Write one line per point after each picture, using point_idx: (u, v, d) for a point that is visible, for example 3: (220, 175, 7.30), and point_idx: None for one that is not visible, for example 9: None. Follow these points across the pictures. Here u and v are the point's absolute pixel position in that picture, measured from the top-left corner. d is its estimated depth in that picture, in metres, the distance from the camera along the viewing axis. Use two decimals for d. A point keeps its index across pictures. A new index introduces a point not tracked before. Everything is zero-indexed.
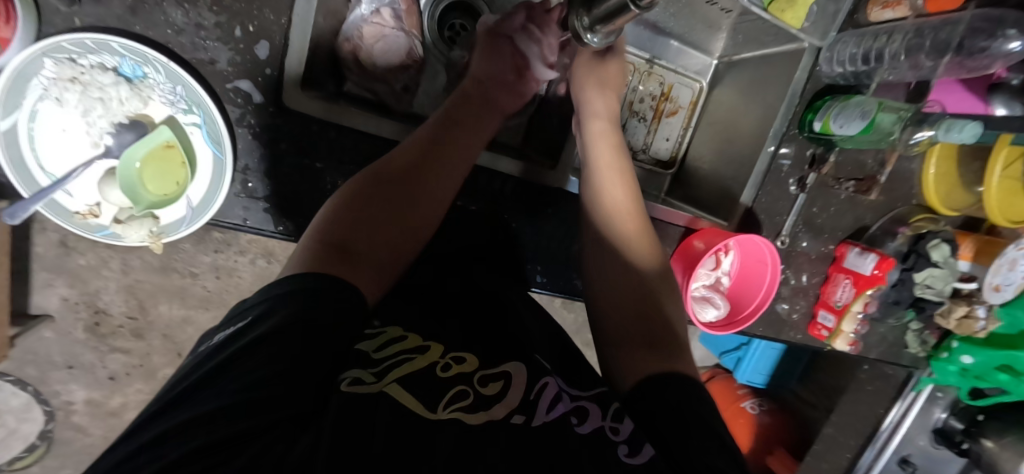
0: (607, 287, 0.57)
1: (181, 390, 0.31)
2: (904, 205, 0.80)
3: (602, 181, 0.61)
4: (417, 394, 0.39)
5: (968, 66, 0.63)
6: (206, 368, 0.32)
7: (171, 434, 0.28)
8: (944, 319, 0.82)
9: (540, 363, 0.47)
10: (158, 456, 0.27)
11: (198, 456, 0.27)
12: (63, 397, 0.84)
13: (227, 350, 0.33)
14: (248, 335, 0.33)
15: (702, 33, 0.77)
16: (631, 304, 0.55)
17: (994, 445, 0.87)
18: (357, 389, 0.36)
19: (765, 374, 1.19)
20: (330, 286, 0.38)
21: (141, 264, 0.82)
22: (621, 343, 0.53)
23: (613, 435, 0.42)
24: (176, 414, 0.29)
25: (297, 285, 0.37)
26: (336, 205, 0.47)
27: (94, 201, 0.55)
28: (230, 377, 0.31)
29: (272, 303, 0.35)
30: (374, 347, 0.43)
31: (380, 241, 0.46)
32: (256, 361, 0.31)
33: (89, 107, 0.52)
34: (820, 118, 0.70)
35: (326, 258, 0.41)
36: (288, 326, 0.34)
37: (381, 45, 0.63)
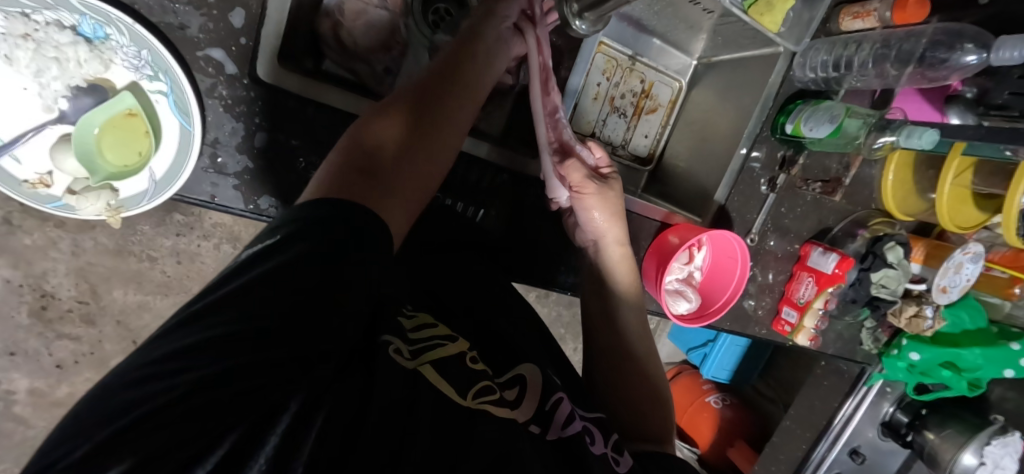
0: (604, 362, 0.62)
1: (199, 307, 0.27)
2: (863, 209, 0.84)
3: (611, 294, 0.63)
4: (450, 380, 0.38)
5: (929, 76, 0.67)
6: (225, 287, 0.28)
7: (197, 348, 0.25)
8: (895, 318, 0.87)
9: (553, 378, 0.47)
10: (186, 371, 0.24)
11: (236, 375, 0.25)
12: (3, 387, 0.78)
13: (251, 272, 0.29)
14: (273, 258, 0.30)
15: (683, 33, 0.78)
16: (628, 377, 0.61)
17: (935, 437, 0.94)
18: (396, 357, 0.37)
19: (729, 370, 1.22)
20: (358, 218, 0.34)
21: (94, 246, 0.77)
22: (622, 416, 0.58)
23: (615, 465, 0.43)
24: (195, 328, 0.26)
25: (319, 213, 0.33)
26: (356, 136, 0.43)
27: (46, 169, 0.51)
28: (259, 298, 0.28)
29: (297, 228, 0.32)
30: (412, 325, 0.43)
31: (407, 178, 0.43)
32: (285, 287, 0.29)
33: (43, 67, 0.48)
34: (792, 122, 0.72)
35: (348, 186, 0.38)
36: (318, 256, 0.31)
37: (362, 22, 0.63)
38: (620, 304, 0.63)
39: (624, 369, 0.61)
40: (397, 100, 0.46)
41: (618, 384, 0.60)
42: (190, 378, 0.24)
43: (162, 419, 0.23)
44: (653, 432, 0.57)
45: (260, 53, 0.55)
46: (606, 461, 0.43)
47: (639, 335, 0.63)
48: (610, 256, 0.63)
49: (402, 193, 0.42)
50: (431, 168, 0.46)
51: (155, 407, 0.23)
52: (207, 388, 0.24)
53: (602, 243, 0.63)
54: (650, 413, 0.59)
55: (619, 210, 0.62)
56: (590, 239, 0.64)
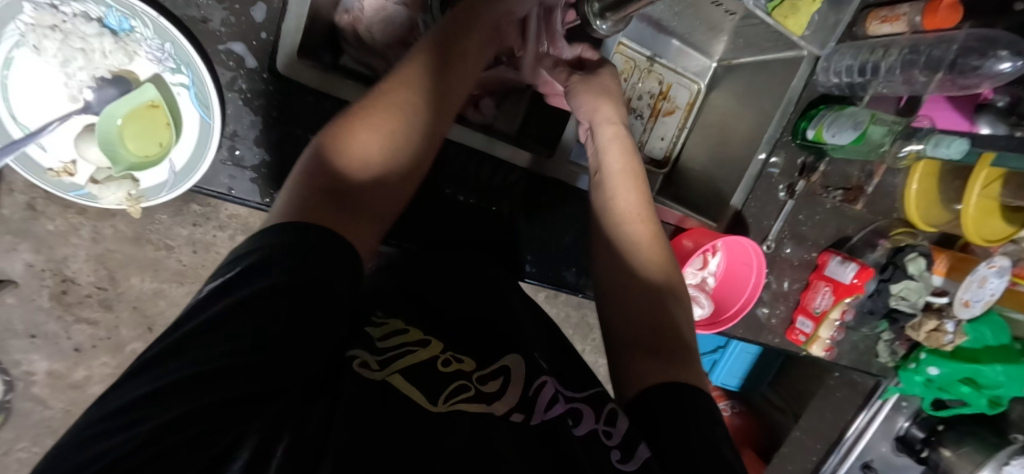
0: (611, 279, 0.56)
1: (169, 344, 0.28)
2: (884, 219, 0.81)
3: (606, 185, 0.59)
4: (420, 387, 0.37)
5: (960, 84, 0.65)
6: (184, 326, 0.29)
7: (159, 392, 0.25)
8: (914, 330, 0.84)
9: (539, 362, 0.44)
10: (154, 415, 0.24)
11: (203, 415, 0.25)
12: (24, 367, 0.81)
13: (208, 309, 0.29)
14: (230, 295, 0.30)
15: (702, 35, 0.78)
16: (636, 293, 0.54)
17: (952, 454, 0.92)
18: (363, 372, 0.35)
19: (738, 378, 1.22)
20: (320, 244, 0.35)
21: (113, 234, 0.79)
22: (628, 356, 0.50)
23: (607, 439, 0.39)
24: (156, 370, 0.26)
25: (280, 240, 0.34)
26: (326, 145, 0.41)
27: (70, 158, 0.52)
28: (218, 338, 0.28)
29: (266, 257, 0.33)
30: (380, 334, 0.40)
31: (383, 192, 0.43)
32: (243, 320, 0.29)
33: (69, 57, 0.49)
34: (813, 127, 0.71)
35: (322, 205, 0.38)
36: (285, 287, 0.31)
37: (381, 18, 0.62)
38: (612, 200, 0.58)
39: (631, 277, 0.55)
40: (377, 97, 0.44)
41: (625, 313, 0.53)
42: (150, 425, 0.24)
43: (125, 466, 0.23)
44: (672, 352, 0.49)
45: (280, 50, 0.55)
46: (592, 439, 0.39)
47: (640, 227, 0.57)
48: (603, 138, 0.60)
49: (374, 209, 0.43)
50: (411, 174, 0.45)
51: (129, 451, 0.23)
52: (169, 432, 0.24)
53: (595, 124, 0.60)
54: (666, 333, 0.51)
55: (606, 90, 0.61)
56: (585, 127, 0.62)
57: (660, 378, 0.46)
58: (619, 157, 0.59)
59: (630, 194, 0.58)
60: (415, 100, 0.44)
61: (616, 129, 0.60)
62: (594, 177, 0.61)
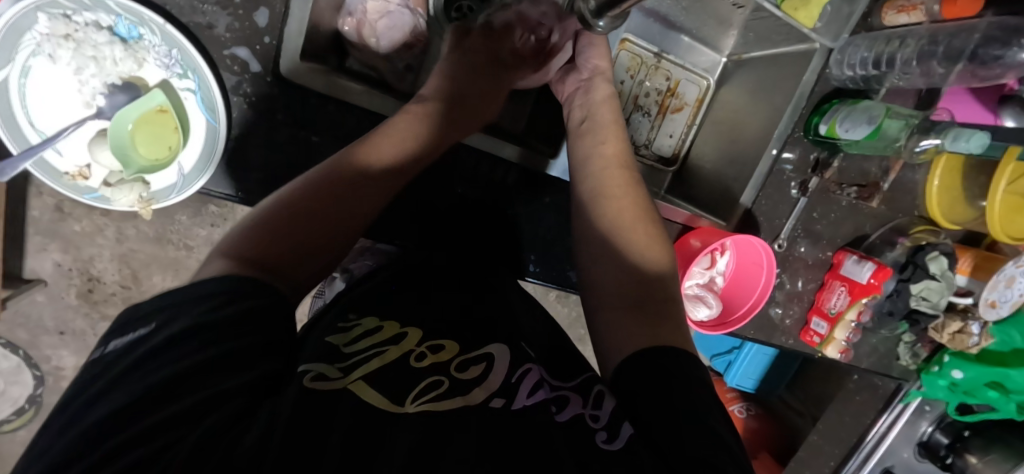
0: (604, 273, 0.53)
1: (100, 389, 0.30)
2: (905, 216, 0.79)
3: (596, 132, 0.60)
4: (384, 389, 0.36)
5: (980, 75, 0.62)
6: (105, 378, 0.30)
7: (101, 426, 0.27)
8: (937, 332, 0.81)
9: (525, 350, 0.44)
10: (91, 450, 0.26)
11: (136, 442, 0.27)
12: (53, 363, 0.84)
13: (130, 355, 0.31)
14: (151, 338, 0.32)
15: (712, 29, 0.76)
16: (629, 290, 0.51)
17: (978, 461, 0.89)
18: (319, 386, 0.34)
19: (755, 380, 1.17)
20: (247, 282, 0.37)
21: (136, 234, 0.81)
22: (617, 326, 0.48)
23: (593, 422, 0.38)
24: (84, 415, 0.28)
25: (195, 286, 0.36)
26: (269, 211, 0.43)
27: (85, 162, 0.54)
28: (145, 375, 0.30)
29: (182, 304, 0.34)
30: (343, 341, 0.41)
31: (310, 254, 0.44)
32: (167, 357, 0.31)
33: (82, 65, 0.51)
34: (825, 122, 0.69)
35: (243, 264, 0.39)
36: (200, 324, 0.33)
37: (385, 23, 0.63)
38: (594, 155, 0.58)
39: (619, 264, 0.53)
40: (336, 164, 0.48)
41: (604, 278, 0.53)
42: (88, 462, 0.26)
43: None
44: (651, 307, 0.49)
45: (282, 53, 0.56)
46: (579, 423, 0.38)
47: (620, 174, 0.57)
48: (598, 92, 0.62)
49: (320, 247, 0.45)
50: (347, 223, 0.47)
51: None
52: (111, 460, 0.26)
53: (593, 76, 0.63)
54: (645, 282, 0.51)
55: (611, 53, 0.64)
56: (583, 78, 0.64)
57: (641, 344, 0.45)
58: (610, 109, 0.62)
59: (613, 155, 0.58)
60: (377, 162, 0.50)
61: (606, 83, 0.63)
62: (581, 124, 0.61)
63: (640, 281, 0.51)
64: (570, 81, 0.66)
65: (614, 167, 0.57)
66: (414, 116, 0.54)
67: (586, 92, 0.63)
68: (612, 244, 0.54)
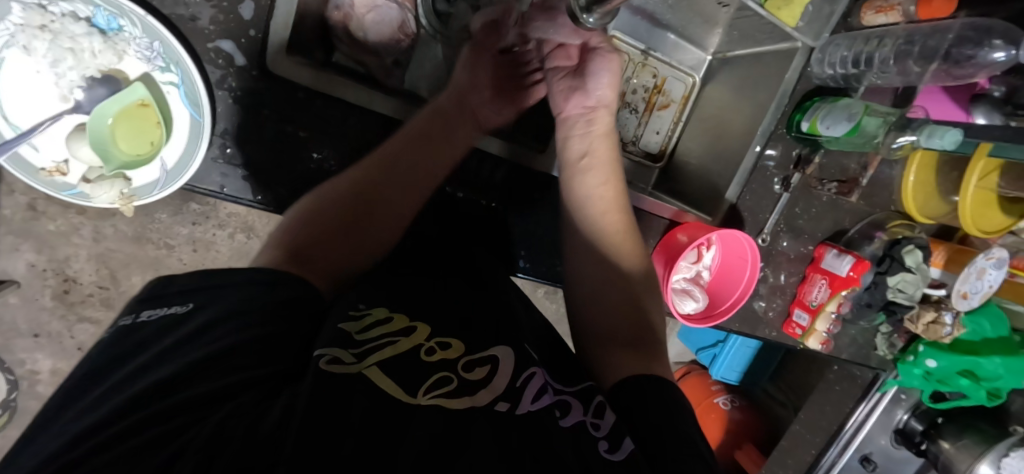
0: (587, 287, 0.58)
1: (140, 365, 0.32)
2: (881, 211, 0.81)
3: (596, 171, 0.60)
4: (399, 379, 0.36)
5: (954, 74, 0.64)
6: (145, 355, 0.33)
7: (131, 398, 0.29)
8: (912, 323, 0.84)
9: (529, 353, 0.44)
10: (118, 418, 0.28)
11: (163, 416, 0.28)
12: (28, 367, 0.82)
13: (168, 339, 0.34)
14: (193, 322, 0.35)
15: (697, 28, 0.77)
16: (617, 310, 0.55)
17: (951, 446, 0.92)
18: (336, 369, 0.33)
19: (739, 371, 1.22)
20: (285, 279, 0.40)
21: (114, 233, 0.79)
22: (608, 356, 0.52)
23: (596, 430, 0.39)
24: (120, 389, 0.30)
25: (234, 278, 0.39)
26: (305, 216, 0.49)
27: (62, 157, 0.52)
28: (184, 353, 0.32)
29: (228, 292, 0.38)
30: (358, 328, 0.39)
31: (343, 246, 0.48)
32: (202, 341, 0.33)
33: (58, 57, 0.50)
34: (808, 119, 0.70)
35: (285, 260, 0.44)
36: (243, 313, 0.36)
37: (372, 16, 0.64)
38: (594, 197, 0.59)
39: (605, 278, 0.57)
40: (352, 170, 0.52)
41: (597, 313, 0.56)
42: (115, 428, 0.27)
43: (90, 463, 0.25)
44: (643, 346, 0.52)
45: (268, 47, 0.55)
46: (580, 429, 0.38)
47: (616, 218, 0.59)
48: (597, 128, 0.60)
49: (341, 250, 0.48)
50: (371, 216, 0.51)
51: (87, 450, 0.26)
52: (133, 432, 0.27)
53: (595, 107, 0.61)
54: (638, 332, 0.54)
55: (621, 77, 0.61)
56: (587, 106, 0.61)
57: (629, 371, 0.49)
58: (605, 144, 0.61)
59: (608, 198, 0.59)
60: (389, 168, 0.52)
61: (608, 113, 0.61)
62: (581, 159, 0.60)
63: (627, 290, 0.57)
64: (571, 103, 0.61)
65: (605, 203, 0.59)
66: (427, 123, 0.56)
67: (588, 125, 0.61)
68: (605, 268, 0.57)
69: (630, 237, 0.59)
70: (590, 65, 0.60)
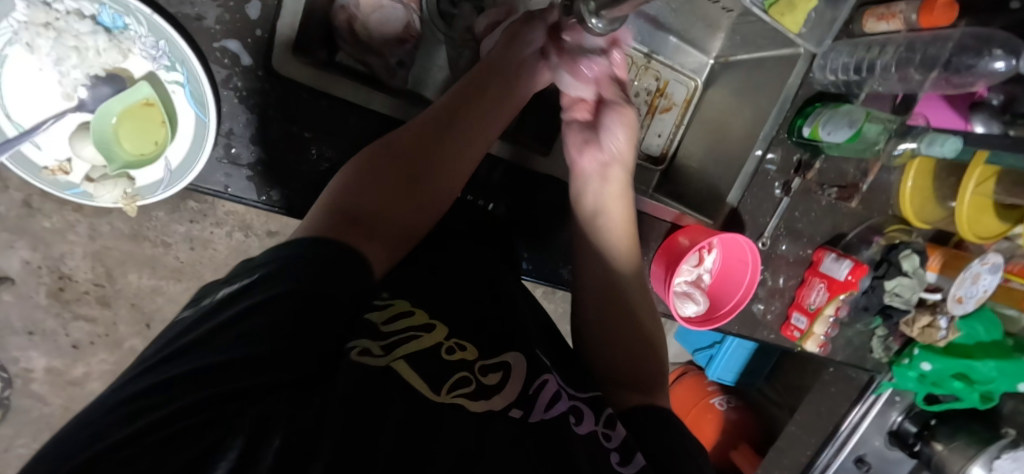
0: (601, 338, 0.58)
1: (182, 344, 0.29)
2: (879, 216, 0.82)
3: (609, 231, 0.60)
4: (424, 375, 0.36)
5: (954, 82, 0.65)
6: (189, 333, 0.30)
7: (166, 384, 0.26)
8: (908, 327, 0.86)
9: (541, 359, 0.44)
10: (149, 407, 0.25)
11: (198, 409, 0.25)
12: (22, 365, 0.81)
13: (230, 312, 0.31)
14: (242, 296, 0.31)
15: (700, 32, 0.79)
16: (630, 360, 0.57)
17: (944, 448, 0.93)
18: (366, 359, 0.35)
19: (735, 373, 1.21)
20: (338, 250, 0.36)
21: (110, 230, 0.78)
22: (618, 393, 0.54)
23: (607, 441, 0.40)
24: (172, 363, 0.27)
25: (300, 247, 0.35)
26: (349, 184, 0.45)
27: (65, 156, 0.52)
28: (226, 337, 0.29)
29: (281, 264, 0.34)
30: (382, 318, 0.40)
31: (389, 219, 0.45)
32: (264, 318, 0.30)
33: (63, 56, 0.49)
34: (809, 124, 0.71)
35: (333, 226, 0.40)
36: (299, 291, 0.32)
37: (377, 16, 0.61)
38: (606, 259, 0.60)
39: (617, 333, 0.58)
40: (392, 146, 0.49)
41: (607, 362, 0.57)
42: (146, 419, 0.24)
43: (116, 459, 0.22)
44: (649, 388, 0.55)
45: (274, 46, 0.55)
46: (593, 439, 0.40)
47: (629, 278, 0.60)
48: (611, 187, 0.61)
49: (390, 226, 0.45)
50: (411, 198, 0.48)
51: (110, 445, 0.23)
52: (165, 424, 0.24)
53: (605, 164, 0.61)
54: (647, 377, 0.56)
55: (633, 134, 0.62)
56: (602, 159, 0.60)
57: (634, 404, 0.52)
58: (619, 206, 0.61)
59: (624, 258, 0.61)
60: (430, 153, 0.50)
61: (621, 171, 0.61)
62: (594, 219, 0.61)
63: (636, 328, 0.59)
64: (585, 157, 0.61)
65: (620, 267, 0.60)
66: (473, 108, 0.53)
67: (603, 181, 0.61)
68: (619, 320, 0.58)
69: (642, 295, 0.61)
70: (604, 118, 0.61)
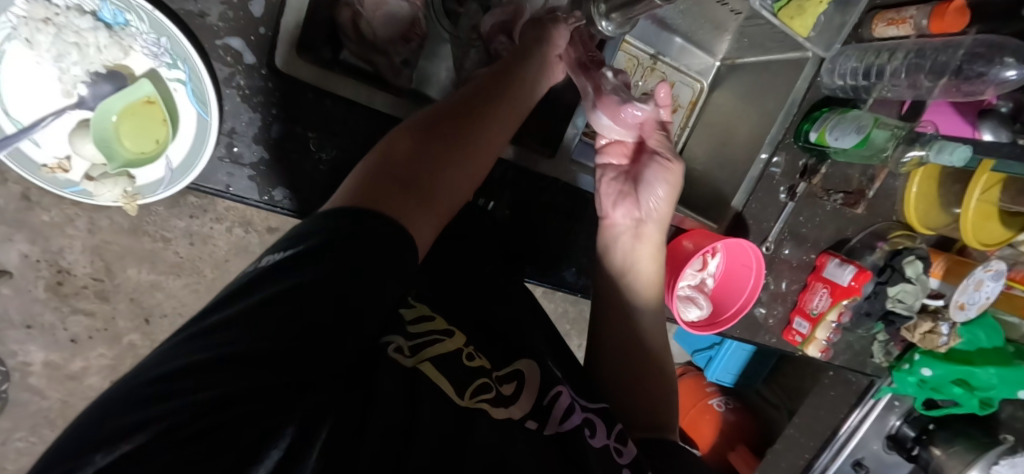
0: (622, 380, 0.57)
1: (217, 320, 0.25)
2: (883, 221, 0.82)
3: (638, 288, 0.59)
4: (448, 375, 0.36)
5: (964, 90, 0.64)
6: (226, 308, 0.26)
7: (200, 368, 0.23)
8: (909, 332, 0.85)
9: (552, 370, 0.43)
10: (180, 395, 0.22)
11: (230, 404, 0.23)
12: (20, 358, 0.80)
13: (264, 290, 0.27)
14: (285, 275, 0.28)
15: (707, 34, 0.77)
16: (648, 407, 0.55)
17: (942, 453, 0.94)
18: (394, 356, 0.34)
19: (734, 374, 1.22)
20: (389, 231, 0.32)
21: (109, 225, 0.78)
22: (630, 414, 0.54)
23: (619, 457, 0.40)
24: (198, 344, 0.24)
25: (339, 222, 0.31)
26: (395, 148, 0.41)
27: (64, 153, 0.51)
28: (267, 319, 0.25)
29: (328, 238, 0.30)
30: (411, 317, 0.40)
31: (442, 187, 0.42)
32: (306, 302, 0.27)
33: (63, 52, 0.48)
34: (816, 130, 0.70)
35: (381, 197, 0.36)
36: (345, 273, 0.29)
37: (383, 13, 0.60)
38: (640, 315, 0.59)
39: (640, 380, 0.57)
40: (433, 118, 0.45)
41: (623, 399, 0.56)
42: (180, 411, 0.22)
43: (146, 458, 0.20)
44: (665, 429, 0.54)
45: (279, 45, 0.54)
46: (606, 455, 0.39)
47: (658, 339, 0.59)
48: (645, 246, 0.60)
49: (440, 200, 0.41)
50: (457, 173, 0.44)
51: (145, 440, 0.20)
52: (204, 417, 0.22)
53: (641, 220, 0.60)
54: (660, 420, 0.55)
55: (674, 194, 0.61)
56: (636, 216, 0.60)
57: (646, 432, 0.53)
58: (653, 264, 0.60)
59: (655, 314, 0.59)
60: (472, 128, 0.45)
61: (656, 230, 0.60)
62: (622, 279, 0.60)
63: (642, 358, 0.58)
64: (620, 211, 0.61)
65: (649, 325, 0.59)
66: (515, 88, 0.49)
67: (636, 238, 0.60)
68: (639, 369, 0.57)
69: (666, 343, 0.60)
70: (646, 174, 0.60)
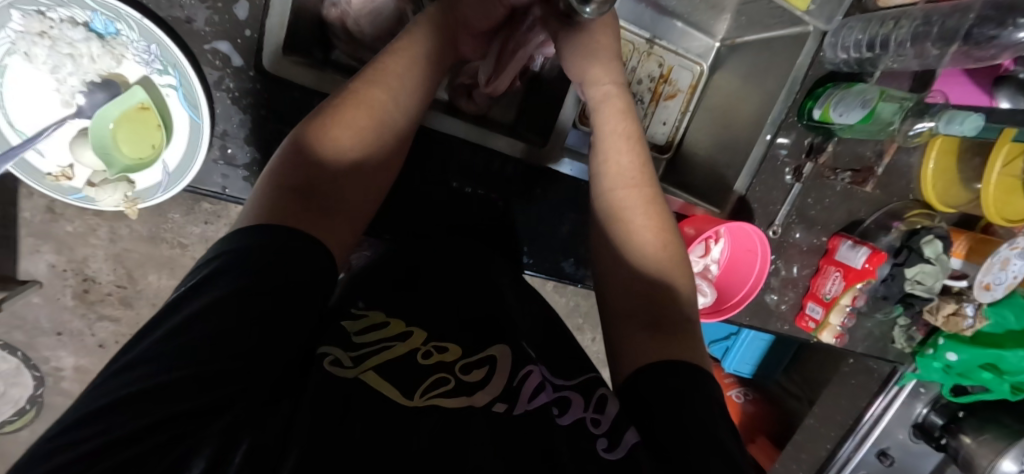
0: (614, 277, 0.53)
1: (129, 359, 0.27)
2: (899, 201, 0.79)
3: (598, 152, 0.57)
4: (393, 381, 0.35)
5: (974, 55, 0.61)
6: (138, 345, 0.28)
7: (118, 403, 0.25)
8: (932, 315, 0.81)
9: (526, 351, 0.42)
10: (99, 434, 0.24)
11: (149, 429, 0.24)
12: (52, 364, 0.83)
13: (166, 325, 0.29)
14: (189, 303, 0.30)
15: (704, 13, 0.74)
16: (638, 296, 0.51)
17: (972, 441, 0.90)
18: (335, 369, 0.34)
19: (752, 364, 1.20)
20: (292, 240, 0.35)
21: (129, 233, 0.78)
22: (625, 333, 0.48)
23: (593, 427, 0.37)
24: (118, 383, 0.26)
25: (249, 239, 0.34)
26: (305, 133, 0.43)
27: (67, 162, 0.52)
28: (173, 345, 0.28)
29: (226, 263, 0.33)
30: (358, 328, 0.39)
31: (350, 190, 0.44)
32: (210, 322, 0.29)
33: (58, 63, 0.50)
34: (819, 106, 0.68)
35: (287, 207, 0.38)
36: (244, 289, 0.31)
37: (368, 10, 0.59)
38: (610, 182, 0.56)
39: (626, 266, 0.53)
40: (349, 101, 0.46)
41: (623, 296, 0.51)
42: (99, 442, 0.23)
43: None
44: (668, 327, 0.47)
45: (266, 48, 0.55)
46: (580, 427, 0.37)
47: (628, 195, 0.55)
48: (607, 108, 0.57)
49: (352, 199, 0.44)
50: (374, 171, 0.46)
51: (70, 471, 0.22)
52: (125, 444, 0.23)
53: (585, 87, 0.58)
54: (665, 314, 0.49)
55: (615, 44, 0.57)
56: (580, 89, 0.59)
57: (649, 356, 0.44)
58: (617, 122, 0.56)
59: (626, 173, 0.56)
60: (386, 100, 0.47)
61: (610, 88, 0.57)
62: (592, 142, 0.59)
63: (640, 285, 0.51)
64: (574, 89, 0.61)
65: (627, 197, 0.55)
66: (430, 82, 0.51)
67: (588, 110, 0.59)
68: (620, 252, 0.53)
69: (656, 206, 0.55)
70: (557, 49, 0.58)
